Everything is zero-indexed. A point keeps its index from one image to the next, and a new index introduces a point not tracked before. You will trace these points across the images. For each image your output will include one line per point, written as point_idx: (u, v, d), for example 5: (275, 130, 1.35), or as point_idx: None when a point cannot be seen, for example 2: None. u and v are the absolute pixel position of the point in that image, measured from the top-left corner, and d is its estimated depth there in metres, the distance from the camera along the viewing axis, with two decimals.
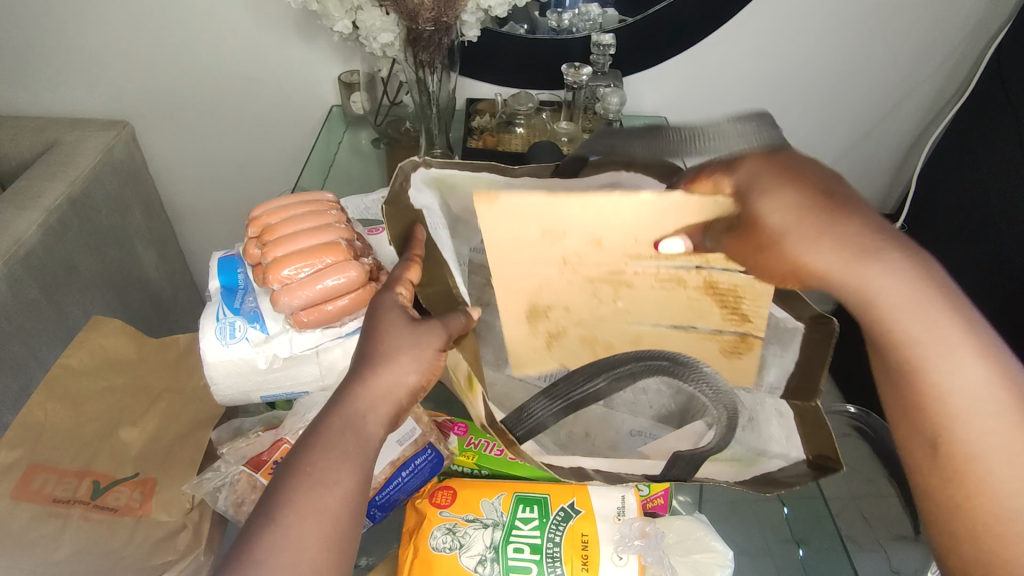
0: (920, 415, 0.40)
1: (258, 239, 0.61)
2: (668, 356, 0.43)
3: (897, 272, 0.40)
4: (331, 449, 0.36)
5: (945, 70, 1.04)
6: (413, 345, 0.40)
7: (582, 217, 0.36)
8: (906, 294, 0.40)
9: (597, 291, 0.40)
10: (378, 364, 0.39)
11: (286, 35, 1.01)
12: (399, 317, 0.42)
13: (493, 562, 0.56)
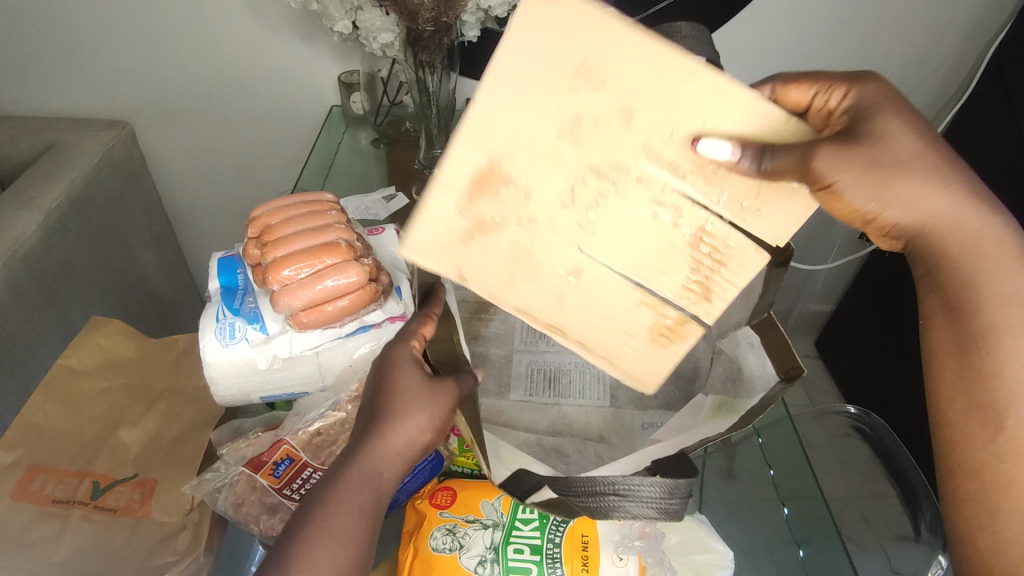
0: (980, 429, 0.42)
1: (258, 239, 0.61)
2: (602, 309, 0.41)
3: (997, 223, 0.41)
4: (347, 500, 0.40)
5: (946, 70, 1.03)
6: (424, 398, 0.44)
7: (651, 82, 0.33)
8: (1005, 248, 0.41)
9: (576, 187, 0.37)
10: (391, 422, 0.43)
11: (286, 35, 1.01)
12: (415, 376, 0.45)
13: (493, 563, 0.56)
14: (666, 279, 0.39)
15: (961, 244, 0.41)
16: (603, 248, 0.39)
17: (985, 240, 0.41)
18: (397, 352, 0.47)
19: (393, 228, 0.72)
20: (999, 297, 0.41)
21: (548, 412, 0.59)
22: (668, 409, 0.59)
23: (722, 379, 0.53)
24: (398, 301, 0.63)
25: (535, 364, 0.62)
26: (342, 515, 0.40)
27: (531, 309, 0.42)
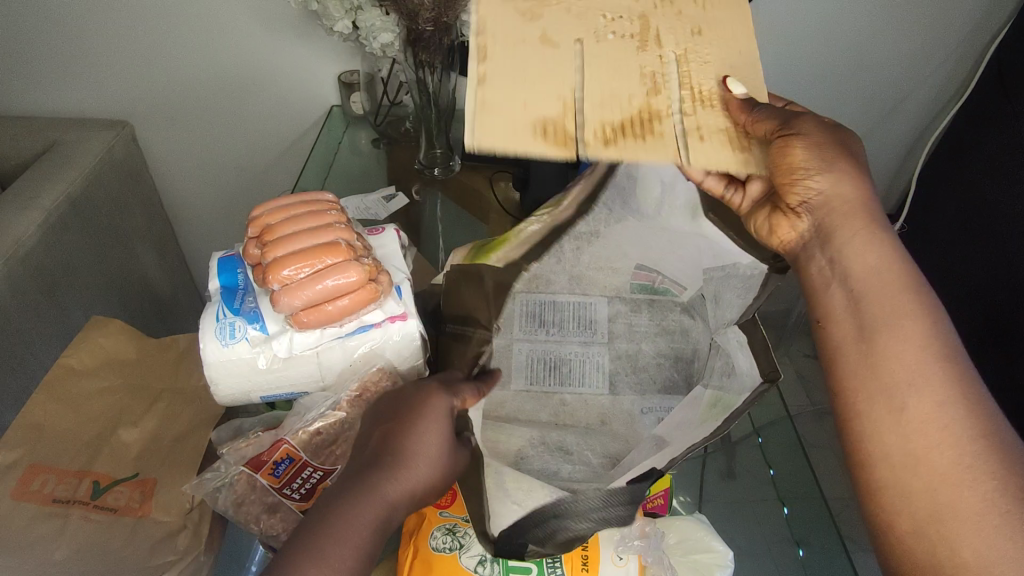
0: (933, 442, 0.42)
1: (258, 239, 0.61)
2: (529, 84, 0.41)
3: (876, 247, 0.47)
4: (362, 519, 0.43)
5: (946, 70, 1.03)
6: (441, 459, 0.48)
7: (732, 19, 0.47)
8: (904, 275, 0.46)
9: (621, 36, 0.45)
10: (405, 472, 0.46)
11: (287, 35, 1.01)
12: (445, 430, 0.49)
13: (493, 562, 0.56)
14: (600, 110, 0.40)
15: (853, 238, 0.47)
16: (577, 66, 0.43)
17: (884, 260, 0.46)
18: (436, 407, 0.49)
19: (393, 228, 0.72)
20: (882, 279, 0.46)
21: (549, 402, 0.59)
22: (670, 393, 0.58)
23: (718, 374, 0.54)
24: (398, 300, 0.62)
25: (535, 354, 0.59)
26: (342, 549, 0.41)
27: (488, 36, 0.44)
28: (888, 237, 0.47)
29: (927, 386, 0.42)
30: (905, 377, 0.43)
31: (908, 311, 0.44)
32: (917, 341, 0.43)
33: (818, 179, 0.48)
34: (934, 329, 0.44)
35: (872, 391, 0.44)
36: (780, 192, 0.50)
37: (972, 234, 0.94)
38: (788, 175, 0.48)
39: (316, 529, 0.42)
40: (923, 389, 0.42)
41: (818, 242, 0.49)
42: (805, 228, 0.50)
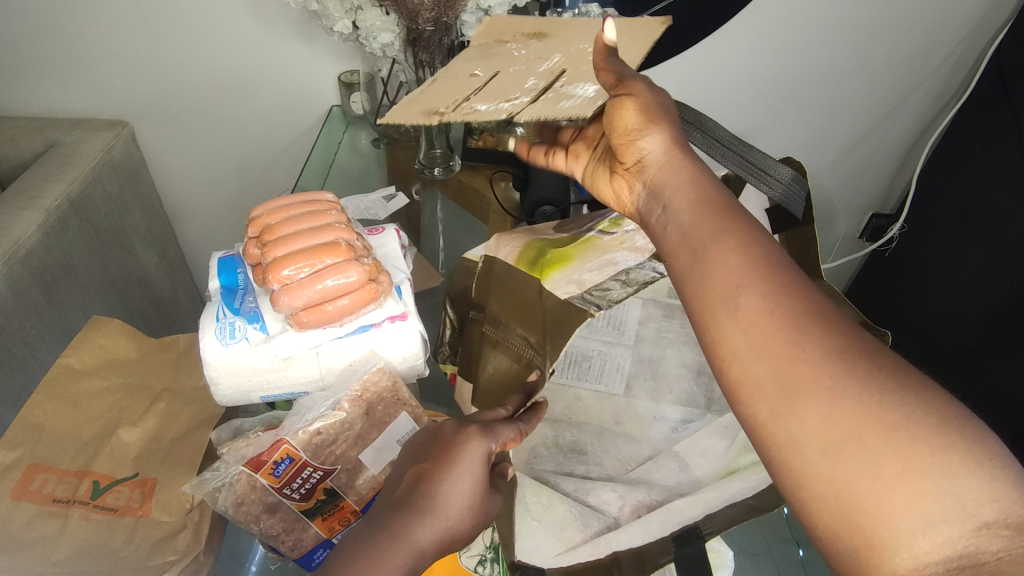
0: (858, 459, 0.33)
1: (258, 238, 0.61)
2: (441, 88, 0.49)
3: (690, 185, 0.43)
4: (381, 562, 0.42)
5: (945, 69, 1.04)
6: (474, 502, 0.46)
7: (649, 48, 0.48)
8: (727, 210, 0.41)
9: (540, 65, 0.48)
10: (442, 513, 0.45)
11: (286, 35, 1.01)
12: (478, 470, 0.47)
13: (492, 562, 0.56)
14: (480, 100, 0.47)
15: (682, 176, 0.43)
16: (489, 80, 0.48)
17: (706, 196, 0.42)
18: (473, 449, 0.47)
19: (393, 228, 0.72)
20: (701, 210, 0.41)
21: (564, 395, 0.61)
22: (688, 405, 0.61)
23: None
24: (398, 300, 0.63)
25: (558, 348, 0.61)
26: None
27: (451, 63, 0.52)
28: (716, 183, 0.43)
29: (762, 288, 0.36)
30: (732, 283, 0.37)
31: (735, 224, 0.40)
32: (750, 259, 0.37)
33: (652, 136, 0.45)
34: (765, 246, 0.38)
35: (707, 303, 0.38)
36: (618, 150, 0.47)
37: (971, 235, 0.94)
38: (621, 132, 0.46)
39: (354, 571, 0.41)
40: (754, 288, 0.36)
41: (653, 198, 0.45)
42: (640, 187, 0.47)
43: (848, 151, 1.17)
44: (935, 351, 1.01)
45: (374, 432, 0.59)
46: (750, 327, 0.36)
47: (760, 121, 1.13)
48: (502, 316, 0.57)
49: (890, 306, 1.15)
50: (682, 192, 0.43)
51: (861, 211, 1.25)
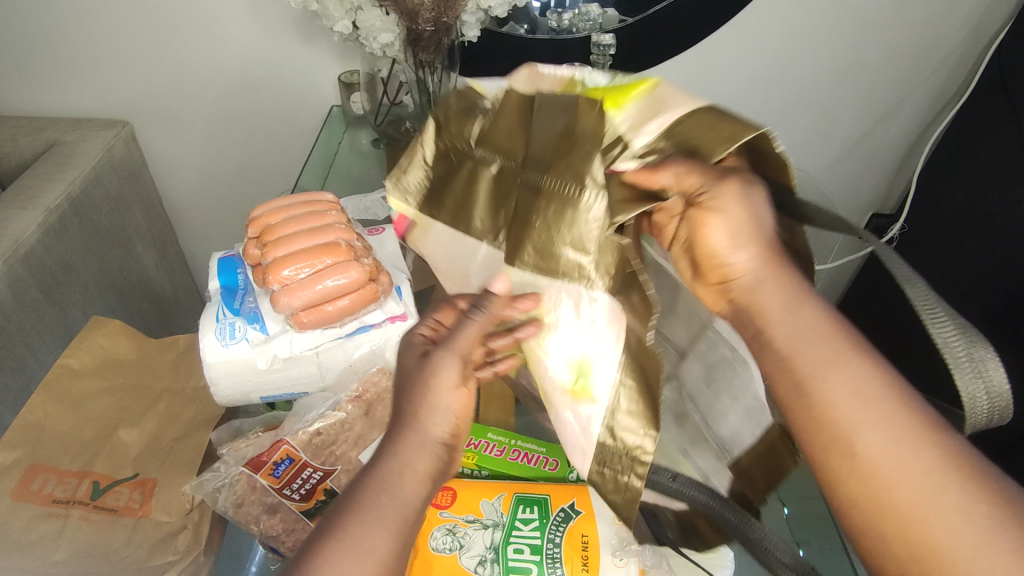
0: (919, 448, 0.36)
1: (258, 238, 0.61)
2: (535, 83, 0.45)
3: (740, 252, 0.45)
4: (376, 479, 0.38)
5: (946, 69, 1.03)
6: (421, 379, 0.43)
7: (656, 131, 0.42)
8: (781, 290, 0.44)
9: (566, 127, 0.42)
10: (439, 406, 0.42)
11: (285, 34, 1.01)
12: (413, 360, 0.45)
13: (493, 563, 0.53)
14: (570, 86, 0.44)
15: (772, 304, 0.43)
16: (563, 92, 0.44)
17: (764, 277, 0.44)
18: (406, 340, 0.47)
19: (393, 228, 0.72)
20: (769, 309, 0.43)
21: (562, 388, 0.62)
22: None
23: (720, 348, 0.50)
24: (398, 300, 0.63)
25: None
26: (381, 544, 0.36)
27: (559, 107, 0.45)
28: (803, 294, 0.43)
29: (879, 431, 0.37)
30: (843, 423, 0.37)
31: (841, 342, 0.40)
32: (803, 319, 0.42)
33: (738, 252, 0.45)
34: (872, 366, 0.39)
35: (824, 439, 0.38)
36: (703, 270, 0.47)
37: (972, 235, 0.94)
38: (708, 248, 0.46)
39: (361, 541, 0.36)
40: (863, 426, 0.37)
41: (742, 318, 0.45)
42: (726, 310, 0.46)
43: (849, 151, 1.16)
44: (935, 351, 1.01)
45: (374, 432, 0.59)
46: (874, 471, 0.36)
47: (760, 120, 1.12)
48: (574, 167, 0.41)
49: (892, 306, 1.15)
50: (747, 255, 0.45)
51: (861, 211, 1.24)
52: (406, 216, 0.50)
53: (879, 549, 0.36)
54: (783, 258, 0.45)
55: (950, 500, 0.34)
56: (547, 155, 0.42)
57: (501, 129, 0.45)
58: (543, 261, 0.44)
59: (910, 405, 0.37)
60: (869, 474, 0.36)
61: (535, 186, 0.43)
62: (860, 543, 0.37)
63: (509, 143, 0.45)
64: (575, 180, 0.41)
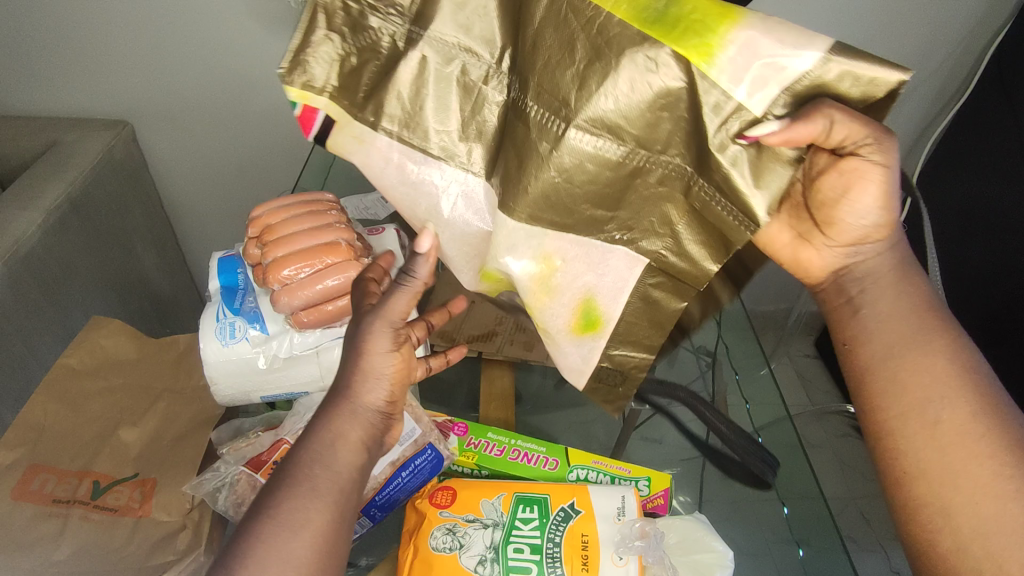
0: (972, 423, 0.47)
1: (258, 238, 0.61)
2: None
3: (868, 217, 0.50)
4: (304, 480, 0.41)
5: (946, 69, 1.03)
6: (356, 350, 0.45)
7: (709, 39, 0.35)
8: (896, 280, 0.53)
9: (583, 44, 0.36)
10: (374, 373, 0.45)
11: (286, 35, 1.01)
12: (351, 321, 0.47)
13: (493, 562, 0.53)
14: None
15: (877, 289, 0.53)
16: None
17: (881, 264, 0.53)
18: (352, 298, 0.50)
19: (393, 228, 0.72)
20: (888, 298, 0.52)
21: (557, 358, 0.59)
22: None
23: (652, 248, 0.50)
24: None
25: None
26: (326, 522, 0.40)
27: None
28: (911, 281, 0.53)
29: (958, 407, 0.48)
30: (932, 397, 0.48)
31: (934, 332, 0.50)
32: (912, 309, 0.52)
33: (871, 217, 0.50)
34: (958, 352, 0.50)
35: (905, 408, 0.49)
36: (823, 226, 0.52)
37: (974, 235, 0.96)
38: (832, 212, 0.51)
39: (301, 522, 0.39)
40: (954, 401, 0.48)
41: (853, 284, 0.54)
42: (838, 263, 0.54)
43: None
44: None
45: None
46: (950, 437, 0.47)
47: None
48: (607, 120, 0.38)
49: None
50: (878, 221, 0.51)
51: None
52: (316, 110, 0.39)
53: (931, 496, 0.47)
54: (899, 241, 0.54)
55: (984, 466, 0.46)
56: (523, 62, 0.38)
57: (446, 9, 0.37)
58: (560, 210, 0.40)
59: (978, 391, 0.48)
60: (929, 437, 0.48)
61: (546, 130, 0.38)
62: (920, 495, 0.47)
63: (485, 46, 0.38)
64: (610, 134, 0.38)
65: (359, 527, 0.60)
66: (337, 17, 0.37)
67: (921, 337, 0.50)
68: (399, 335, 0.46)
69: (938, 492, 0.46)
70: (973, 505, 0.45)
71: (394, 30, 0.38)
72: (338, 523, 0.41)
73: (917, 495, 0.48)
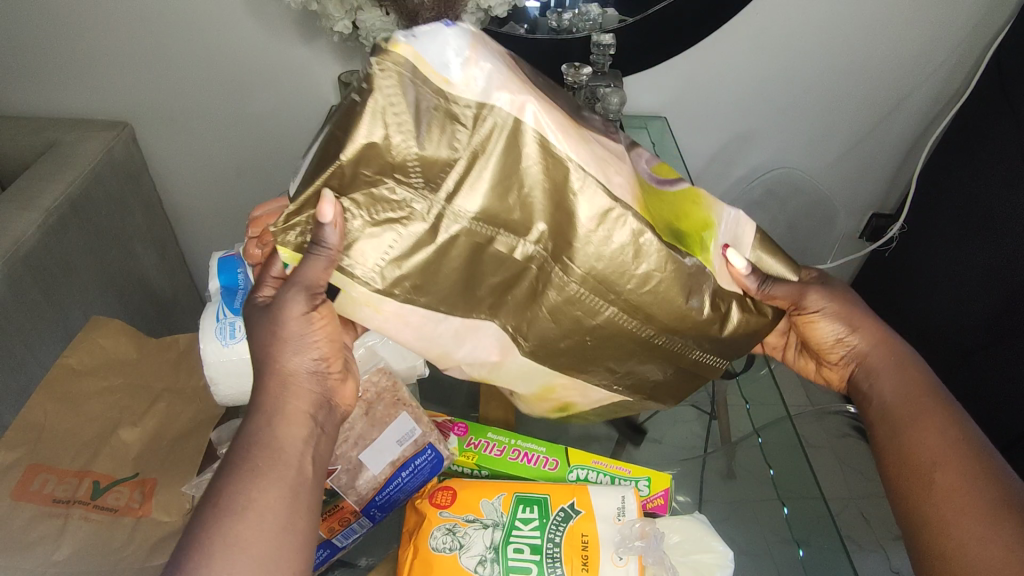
0: (967, 485, 0.49)
1: (258, 238, 0.60)
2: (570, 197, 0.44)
3: (854, 329, 0.60)
4: (266, 471, 0.44)
5: (946, 70, 1.03)
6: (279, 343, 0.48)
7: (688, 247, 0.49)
8: (902, 360, 0.58)
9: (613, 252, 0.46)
10: (297, 338, 0.48)
11: (285, 34, 1.00)
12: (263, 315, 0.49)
13: (493, 563, 0.53)
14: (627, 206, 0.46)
15: (885, 373, 0.58)
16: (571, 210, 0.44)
17: (883, 350, 0.59)
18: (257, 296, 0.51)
19: None
20: (894, 379, 0.57)
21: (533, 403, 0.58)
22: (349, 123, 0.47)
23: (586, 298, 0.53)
24: None
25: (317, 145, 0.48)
26: (271, 495, 0.43)
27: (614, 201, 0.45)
28: (916, 365, 0.58)
29: (956, 470, 0.50)
30: (929, 459, 0.52)
31: (935, 405, 0.54)
32: (916, 383, 0.56)
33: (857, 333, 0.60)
34: (956, 423, 0.53)
35: (906, 472, 0.53)
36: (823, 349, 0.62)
37: (972, 234, 0.96)
38: (827, 338, 0.61)
39: (245, 501, 0.42)
40: (946, 465, 0.51)
41: (862, 376, 0.60)
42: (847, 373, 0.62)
43: (849, 152, 1.16)
44: (937, 347, 1.03)
45: (374, 432, 0.59)
46: (945, 492, 0.50)
47: (760, 121, 1.12)
48: (643, 304, 0.48)
49: (897, 306, 1.15)
50: (872, 335, 0.60)
51: (861, 211, 1.24)
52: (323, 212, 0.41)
53: (928, 546, 0.49)
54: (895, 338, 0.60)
55: (974, 522, 0.47)
56: (553, 238, 0.46)
57: (489, 196, 0.42)
58: (580, 358, 0.52)
59: (976, 456, 0.51)
60: (928, 493, 0.51)
61: (593, 308, 0.48)
62: (919, 546, 0.50)
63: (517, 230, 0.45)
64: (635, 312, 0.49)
65: (359, 527, 0.60)
66: (359, 190, 0.41)
67: (925, 406, 0.54)
68: (314, 296, 0.47)
69: (935, 543, 0.48)
70: (965, 555, 0.46)
71: (427, 205, 0.42)
72: (288, 497, 0.44)
73: (919, 546, 0.50)
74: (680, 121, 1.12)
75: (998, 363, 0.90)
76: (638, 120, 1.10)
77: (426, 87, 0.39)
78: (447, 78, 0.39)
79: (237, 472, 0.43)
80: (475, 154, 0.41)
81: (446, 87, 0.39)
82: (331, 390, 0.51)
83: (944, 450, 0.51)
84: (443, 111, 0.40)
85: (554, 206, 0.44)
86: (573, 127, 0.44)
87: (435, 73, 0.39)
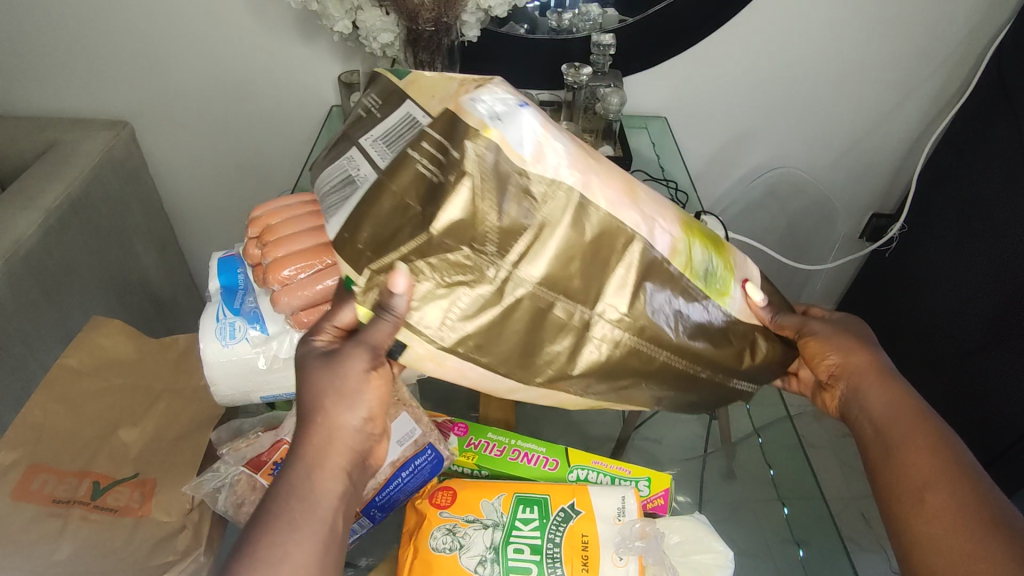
0: (954, 509, 0.44)
1: (259, 238, 0.60)
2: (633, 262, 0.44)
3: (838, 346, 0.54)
4: (301, 527, 0.42)
5: (946, 70, 1.03)
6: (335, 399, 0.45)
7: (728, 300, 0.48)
8: (886, 377, 0.52)
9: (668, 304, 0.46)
10: (352, 396, 0.45)
11: (286, 34, 1.00)
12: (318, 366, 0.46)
13: (493, 563, 0.53)
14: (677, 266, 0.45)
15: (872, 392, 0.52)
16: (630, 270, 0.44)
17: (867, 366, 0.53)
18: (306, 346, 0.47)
19: None
20: (881, 395, 0.52)
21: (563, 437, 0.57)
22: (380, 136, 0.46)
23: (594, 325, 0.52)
24: None
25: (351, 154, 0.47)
26: (306, 549, 0.41)
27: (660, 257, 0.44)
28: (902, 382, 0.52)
29: (946, 491, 0.45)
30: (918, 479, 0.47)
31: (924, 425, 0.49)
32: (902, 400, 0.50)
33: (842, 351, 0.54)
34: (948, 444, 0.47)
35: (894, 496, 0.48)
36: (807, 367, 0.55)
37: (972, 235, 0.96)
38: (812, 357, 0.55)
39: (282, 558, 0.40)
40: (934, 489, 0.46)
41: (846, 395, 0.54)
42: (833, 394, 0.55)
43: (849, 152, 1.16)
44: (936, 347, 1.03)
45: None
46: (937, 517, 0.45)
47: (759, 121, 1.12)
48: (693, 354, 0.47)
49: (897, 305, 1.15)
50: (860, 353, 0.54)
51: (861, 211, 1.24)
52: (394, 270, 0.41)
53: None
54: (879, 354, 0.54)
55: (961, 551, 0.43)
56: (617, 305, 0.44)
57: (555, 263, 0.42)
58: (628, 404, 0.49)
59: (967, 478, 0.46)
60: (914, 517, 0.46)
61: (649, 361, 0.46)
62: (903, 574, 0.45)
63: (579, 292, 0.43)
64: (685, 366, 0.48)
65: (359, 527, 0.60)
66: (438, 254, 0.41)
67: (912, 423, 0.49)
68: (378, 356, 0.44)
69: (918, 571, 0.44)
70: None
71: (494, 271, 0.41)
72: (321, 554, 0.41)
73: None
74: (680, 121, 1.12)
75: (996, 363, 0.90)
76: (638, 120, 1.10)
77: (509, 164, 0.39)
78: (523, 156, 0.40)
79: (270, 527, 0.41)
80: (544, 223, 0.41)
81: (523, 164, 0.40)
82: (369, 447, 0.47)
83: (933, 471, 0.46)
84: (519, 185, 0.40)
85: (607, 268, 0.43)
86: (627, 190, 0.44)
87: (515, 152, 0.39)
